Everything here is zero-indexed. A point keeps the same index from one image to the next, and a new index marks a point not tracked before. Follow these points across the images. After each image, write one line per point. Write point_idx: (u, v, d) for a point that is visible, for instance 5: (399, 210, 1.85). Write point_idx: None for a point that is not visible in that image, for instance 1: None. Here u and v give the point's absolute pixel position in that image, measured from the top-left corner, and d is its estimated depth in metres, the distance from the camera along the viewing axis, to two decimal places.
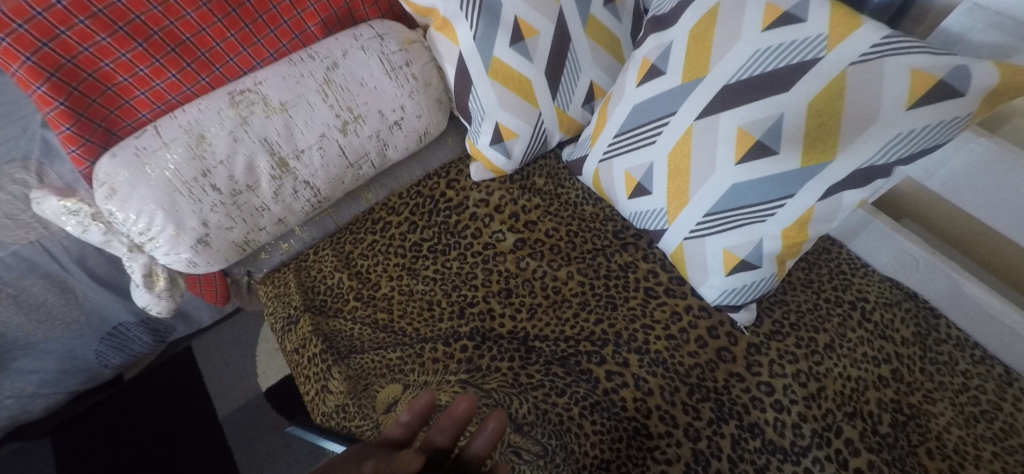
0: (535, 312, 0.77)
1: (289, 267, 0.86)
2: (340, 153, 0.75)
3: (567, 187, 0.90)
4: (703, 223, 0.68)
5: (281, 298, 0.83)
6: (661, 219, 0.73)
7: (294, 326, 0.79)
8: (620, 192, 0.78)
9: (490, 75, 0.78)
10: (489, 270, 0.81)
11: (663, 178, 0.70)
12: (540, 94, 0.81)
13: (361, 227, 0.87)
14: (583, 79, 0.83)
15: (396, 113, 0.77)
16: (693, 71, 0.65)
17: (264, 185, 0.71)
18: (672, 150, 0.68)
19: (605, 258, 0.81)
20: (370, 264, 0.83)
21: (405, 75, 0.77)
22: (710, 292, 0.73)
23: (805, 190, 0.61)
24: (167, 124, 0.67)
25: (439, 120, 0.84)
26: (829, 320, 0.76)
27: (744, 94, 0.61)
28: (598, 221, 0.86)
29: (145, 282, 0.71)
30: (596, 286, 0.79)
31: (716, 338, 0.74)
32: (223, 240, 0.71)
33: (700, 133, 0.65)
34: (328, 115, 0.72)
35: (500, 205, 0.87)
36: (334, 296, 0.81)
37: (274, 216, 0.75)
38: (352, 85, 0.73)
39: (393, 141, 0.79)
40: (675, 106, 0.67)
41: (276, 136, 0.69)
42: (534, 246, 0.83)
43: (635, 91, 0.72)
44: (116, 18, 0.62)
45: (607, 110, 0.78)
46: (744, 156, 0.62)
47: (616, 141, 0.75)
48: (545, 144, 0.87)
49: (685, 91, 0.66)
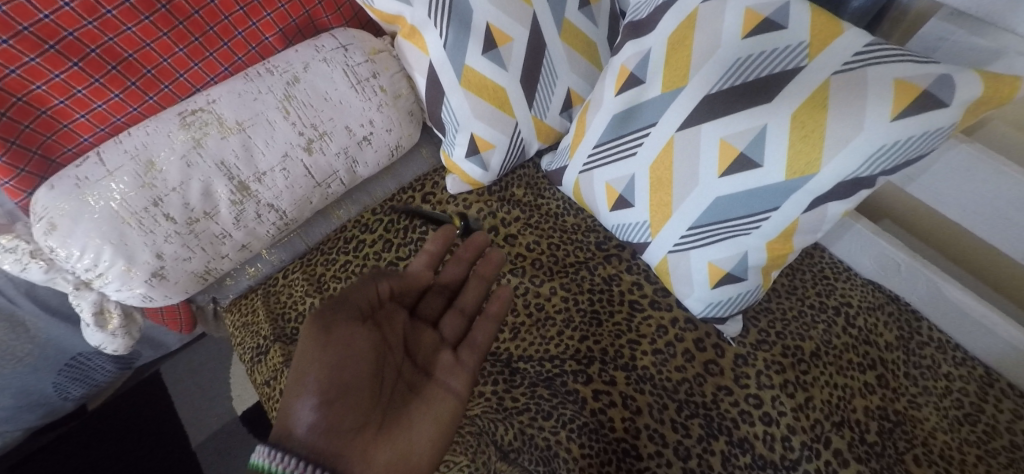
0: (517, 332, 0.75)
1: (256, 293, 0.81)
2: (306, 173, 0.70)
3: (547, 197, 0.87)
4: (686, 237, 0.66)
5: (249, 328, 0.78)
6: (645, 233, 0.71)
7: (264, 356, 0.75)
8: (601, 204, 0.75)
9: (463, 85, 0.74)
10: None
11: (645, 191, 0.68)
12: (516, 104, 0.77)
13: (332, 246, 0.83)
14: (560, 86, 0.80)
15: (364, 128, 0.73)
16: (673, 80, 0.62)
17: (223, 211, 0.66)
18: (653, 163, 0.66)
19: (588, 271, 0.79)
20: (343, 287, 0.78)
21: (372, 88, 0.73)
22: (695, 304, 0.71)
23: (789, 202, 0.58)
24: (111, 150, 0.61)
25: (410, 132, 0.80)
26: (814, 327, 0.75)
27: (727, 104, 0.59)
28: (580, 232, 0.84)
29: (97, 320, 0.66)
30: (580, 301, 0.76)
31: (703, 350, 0.73)
32: (182, 271, 0.66)
33: (681, 146, 0.62)
34: (291, 133, 0.68)
35: (478, 218, 0.83)
36: (305, 323, 0.76)
37: (237, 242, 0.70)
38: (315, 100, 0.69)
39: (363, 157, 0.75)
40: (655, 117, 0.64)
41: (234, 158, 0.65)
42: (515, 261, 0.80)
43: (613, 101, 0.69)
44: (45, 36, 0.56)
45: (585, 119, 0.75)
46: (728, 169, 0.59)
47: (596, 152, 0.73)
48: (523, 154, 0.84)
49: (666, 100, 0.63)
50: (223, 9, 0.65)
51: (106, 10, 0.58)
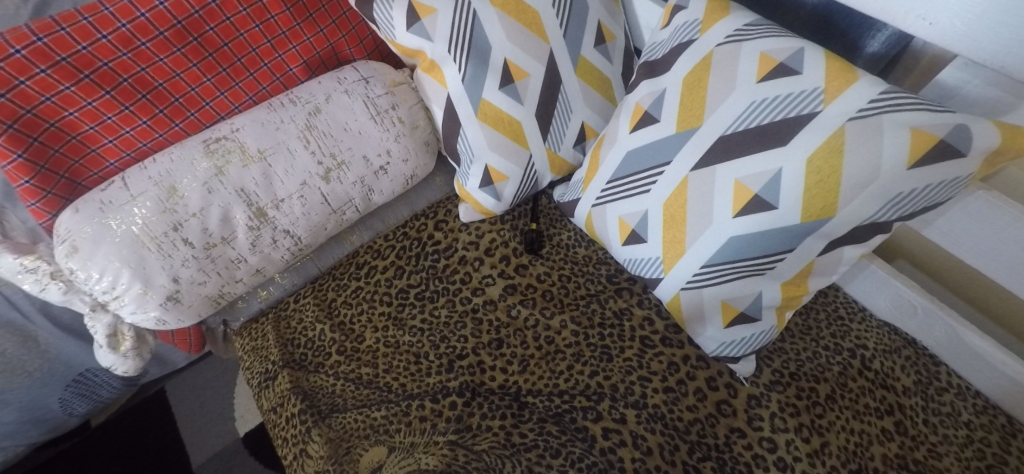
0: (527, 365, 0.74)
1: (267, 317, 0.82)
2: (323, 201, 0.72)
3: (559, 228, 0.88)
4: (700, 274, 0.66)
5: (258, 352, 0.78)
6: (657, 269, 0.70)
7: (272, 382, 0.74)
8: (614, 238, 0.75)
9: (479, 118, 0.75)
10: (479, 319, 0.77)
11: (658, 228, 0.68)
12: (531, 137, 0.79)
13: (344, 272, 0.83)
14: (574, 120, 0.81)
15: (382, 158, 0.74)
16: (687, 121, 0.63)
17: (240, 236, 0.67)
18: (667, 200, 0.66)
19: (599, 305, 0.79)
20: (353, 314, 0.79)
21: (390, 119, 0.74)
22: (708, 343, 0.70)
23: (804, 246, 0.59)
24: (136, 175, 0.63)
25: (426, 161, 0.81)
26: (829, 369, 0.74)
27: (742, 145, 0.59)
28: (591, 264, 0.84)
29: (110, 342, 0.66)
30: (590, 335, 0.76)
31: (715, 390, 0.72)
32: (196, 295, 0.67)
33: (695, 185, 0.63)
34: (310, 162, 0.69)
35: (490, 248, 0.84)
36: (315, 349, 0.76)
37: (251, 267, 0.71)
38: (335, 130, 0.70)
39: (379, 186, 0.76)
40: (669, 155, 0.65)
41: (253, 186, 0.66)
42: (526, 292, 0.80)
43: (628, 138, 0.70)
44: (81, 66, 0.58)
45: (599, 154, 0.76)
46: (741, 210, 0.59)
47: (610, 187, 0.73)
48: (536, 185, 0.85)
49: (680, 140, 0.64)
50: (251, 41, 0.68)
51: (140, 42, 0.60)
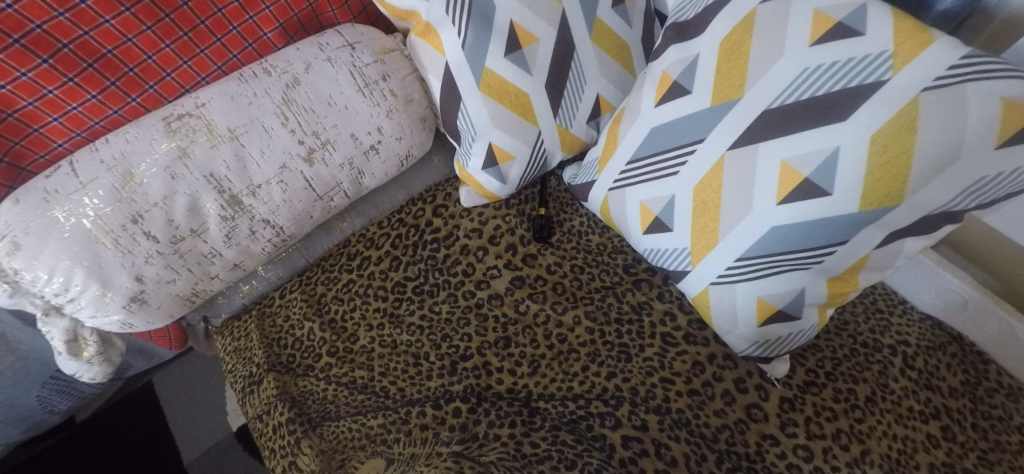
0: (538, 367, 0.67)
1: (250, 314, 0.74)
2: (306, 186, 0.63)
3: (570, 213, 0.80)
4: (734, 268, 0.58)
5: (241, 354, 0.71)
6: (684, 261, 0.63)
7: (257, 387, 0.67)
8: (633, 225, 0.67)
9: (482, 90, 0.66)
10: (484, 315, 0.70)
11: (687, 216, 0.60)
12: (540, 111, 0.70)
13: (335, 264, 0.76)
14: (588, 92, 0.72)
15: (372, 136, 0.65)
16: (725, 93, 0.54)
17: (213, 227, 0.59)
18: (698, 185, 0.58)
19: (616, 299, 0.71)
20: (345, 311, 0.71)
21: (381, 91, 0.65)
22: (738, 342, 0.63)
23: (859, 238, 0.51)
24: (86, 159, 0.54)
25: (423, 140, 0.73)
26: (869, 368, 0.67)
27: (792, 120, 0.50)
28: (606, 253, 0.76)
29: (70, 348, 0.59)
30: (607, 333, 0.69)
31: (745, 392, 0.65)
32: (165, 294, 0.59)
33: (732, 167, 0.55)
34: (290, 141, 0.60)
35: (495, 235, 0.76)
36: (304, 350, 0.69)
37: (227, 262, 0.63)
38: (317, 104, 0.61)
39: (369, 168, 0.68)
40: (703, 133, 0.56)
41: (224, 170, 0.57)
42: (535, 285, 0.72)
43: (652, 112, 0.61)
44: (9, 29, 0.48)
45: (618, 130, 0.67)
46: (787, 197, 0.51)
47: (630, 168, 0.65)
48: (545, 166, 0.76)
49: (715, 114, 0.55)
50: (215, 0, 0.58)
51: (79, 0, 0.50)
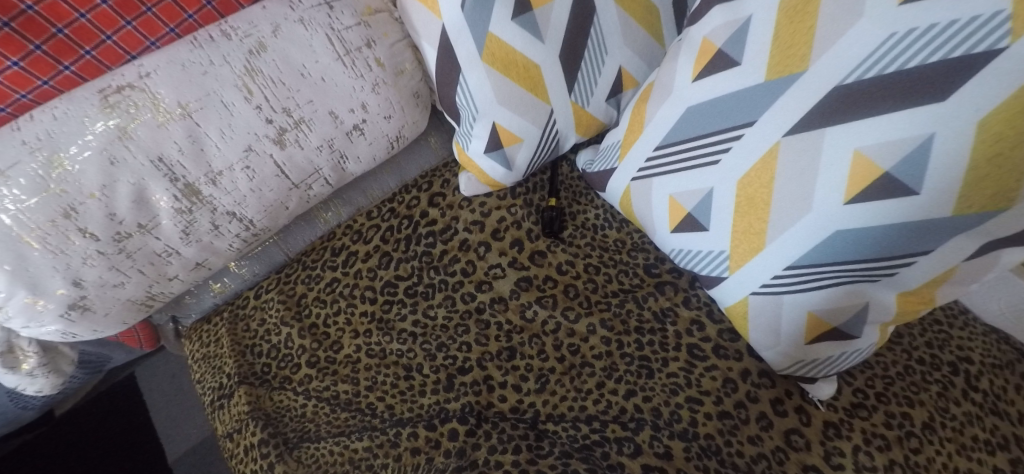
0: (546, 384, 0.58)
1: (222, 316, 0.66)
2: (277, 173, 0.54)
3: (584, 203, 0.70)
4: (782, 277, 0.49)
5: (210, 362, 0.63)
6: (720, 266, 0.54)
7: (227, 402, 0.59)
8: (659, 222, 0.58)
9: (485, 60, 0.56)
10: (485, 322, 0.62)
11: (727, 214, 0.50)
12: (553, 87, 0.60)
13: (317, 259, 0.67)
14: (609, 65, 0.62)
15: (355, 115, 0.56)
16: (785, 65, 0.44)
17: (166, 222, 0.50)
18: (743, 178, 0.48)
19: (636, 304, 0.63)
20: (328, 315, 0.63)
21: (365, 60, 0.55)
22: (778, 359, 0.55)
23: (945, 247, 0.42)
24: (3, 140, 0.44)
25: (416, 119, 0.63)
26: (926, 389, 0.58)
27: (873, 99, 0.40)
28: (624, 251, 0.67)
29: (5, 361, 0.51)
30: (625, 344, 0.60)
31: (783, 416, 0.57)
32: (112, 299, 0.51)
33: (789, 157, 0.45)
34: (256, 120, 0.51)
35: (498, 229, 0.67)
36: (280, 359, 0.61)
37: (187, 261, 0.54)
38: (289, 76, 0.51)
39: (353, 151, 0.59)
40: (753, 116, 0.46)
41: (176, 154, 0.48)
42: (543, 287, 0.64)
43: (690, 89, 0.51)
44: None
45: (645, 110, 0.57)
46: (858, 195, 0.42)
47: (659, 156, 0.55)
48: (556, 150, 0.67)
49: (770, 92, 0.45)
50: None
51: None
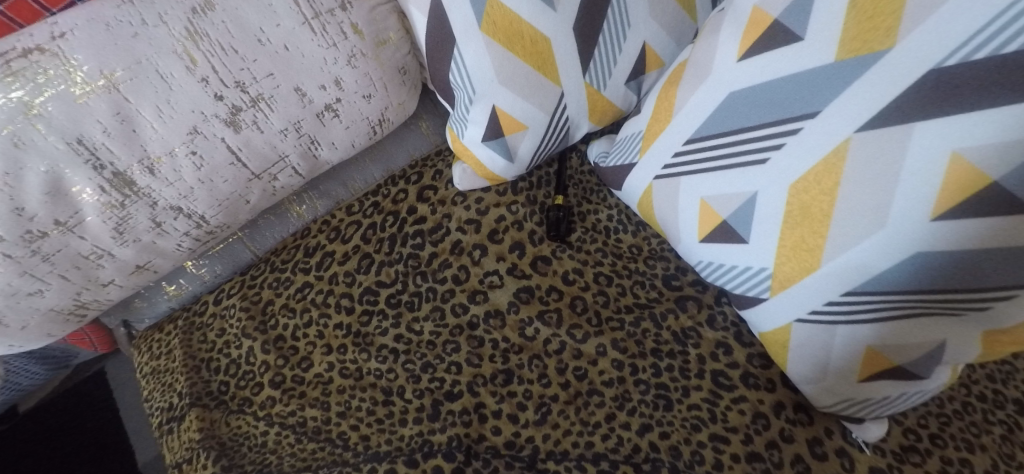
0: (547, 415, 0.50)
1: (176, 324, 0.57)
2: (231, 160, 0.46)
3: (595, 202, 0.61)
4: (838, 304, 0.40)
5: (161, 378, 0.55)
6: (759, 286, 0.45)
7: (177, 426, 0.51)
8: (685, 229, 0.49)
9: (485, 30, 0.46)
10: (478, 339, 0.53)
11: (773, 224, 0.41)
12: (564, 65, 0.50)
13: (288, 260, 0.59)
14: (631, 40, 0.53)
15: (327, 93, 0.47)
16: (865, 39, 0.35)
17: (92, 218, 0.41)
18: (798, 181, 0.39)
19: (653, 323, 0.54)
20: (297, 326, 0.54)
21: (338, 26, 0.45)
22: (821, 395, 0.46)
23: None
24: None
25: (403, 99, 0.54)
26: (989, 431, 0.49)
27: (982, 83, 0.31)
28: (640, 259, 0.58)
29: None
30: (639, 369, 0.52)
31: (823, 460, 0.47)
32: (29, 309, 0.43)
33: (861, 158, 0.35)
34: (202, 96, 0.41)
35: (496, 230, 0.58)
36: (240, 377, 0.53)
37: (123, 263, 0.46)
38: (243, 42, 0.41)
39: (325, 135, 0.51)
40: (816, 104, 0.37)
41: (101, 135, 0.39)
42: (546, 300, 0.55)
43: (733, 70, 0.42)
44: None
45: (673, 95, 0.48)
46: (951, 210, 0.33)
47: (689, 151, 0.46)
48: (565, 140, 0.58)
49: (839, 76, 0.36)
50: None
51: None
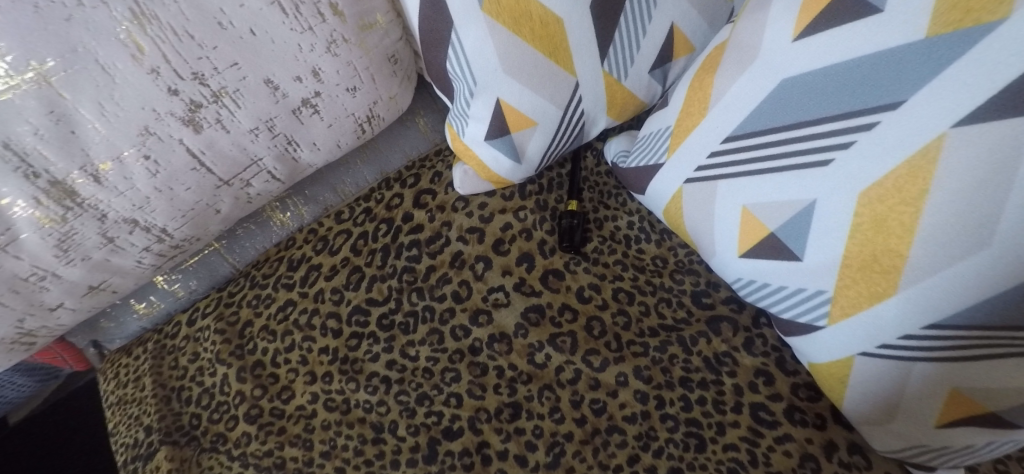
0: (560, 457, 0.43)
1: (145, 348, 0.52)
2: (194, 165, 0.40)
3: (614, 207, 0.54)
4: (918, 338, 0.33)
5: (128, 410, 0.49)
6: (813, 312, 0.37)
7: (143, 466, 0.45)
8: (723, 241, 0.42)
9: (487, 10, 0.40)
10: (481, 367, 0.47)
11: (835, 240, 0.34)
12: (580, 51, 0.43)
13: (270, 274, 0.52)
14: (657, 21, 0.46)
15: (303, 85, 0.41)
16: (968, 8, 0.27)
17: (29, 235, 0.35)
18: (870, 189, 0.32)
19: (682, 348, 0.47)
20: (278, 351, 0.48)
21: (315, 6, 0.38)
22: (884, 439, 0.39)
23: None
24: None
25: (394, 92, 0.48)
26: None
27: None
28: (665, 273, 0.51)
29: None
30: (667, 402, 0.45)
31: None
32: None
33: (958, 160, 0.28)
34: (153, 91, 0.35)
35: (501, 240, 0.51)
36: (213, 410, 0.47)
37: (73, 284, 0.40)
38: (202, 25, 0.35)
39: (304, 134, 0.45)
40: (897, 93, 0.30)
41: (32, 138, 0.32)
42: (559, 321, 0.48)
43: (785, 53, 0.35)
44: None
45: (708, 84, 0.41)
46: None
47: (729, 150, 0.39)
48: (579, 138, 0.51)
49: (929, 59, 0.29)
50: None
51: None
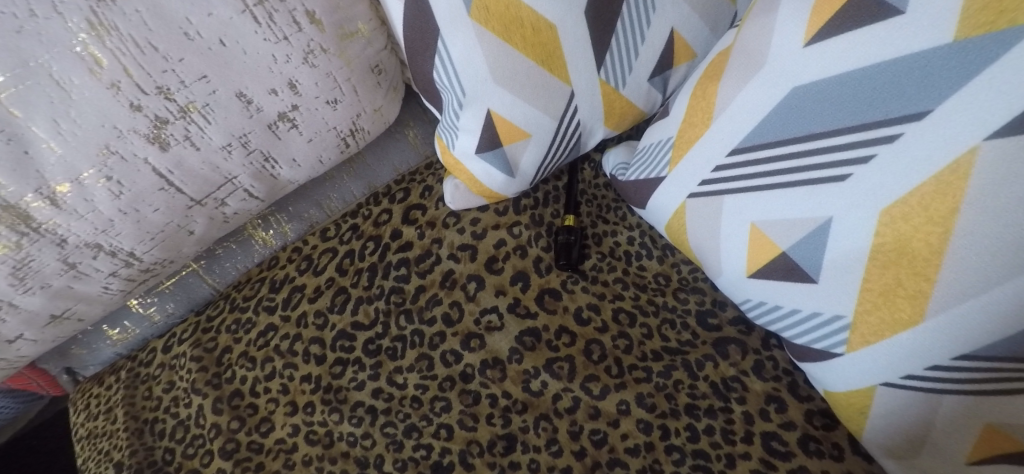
0: None
1: (117, 377, 0.49)
2: (161, 185, 0.38)
3: (614, 222, 0.52)
4: (948, 368, 0.30)
5: (98, 443, 0.46)
6: (829, 338, 0.35)
7: None
8: (731, 260, 0.39)
9: (475, 16, 0.37)
10: (473, 395, 0.44)
11: (853, 261, 0.31)
12: (575, 59, 0.41)
13: (251, 297, 0.50)
14: (656, 25, 0.43)
15: (279, 98, 0.39)
16: (1002, 8, 0.24)
17: None
18: (893, 207, 0.29)
19: (688, 373, 0.44)
20: (257, 380, 0.46)
21: (290, 14, 0.36)
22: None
23: None
24: None
25: (379, 104, 0.46)
26: None
27: None
28: (669, 292, 0.48)
29: None
30: (672, 433, 0.41)
31: None
32: None
33: (994, 176, 0.25)
34: (114, 107, 0.33)
35: (495, 259, 0.49)
36: (188, 444, 0.44)
37: (32, 315, 0.38)
38: (166, 35, 0.32)
39: (282, 150, 0.42)
40: (922, 102, 0.27)
41: None
42: (556, 345, 0.45)
43: (796, 59, 0.32)
44: None
45: (712, 93, 0.38)
46: None
47: (736, 163, 0.36)
48: (575, 150, 0.48)
49: (958, 64, 0.26)
50: None
51: None
